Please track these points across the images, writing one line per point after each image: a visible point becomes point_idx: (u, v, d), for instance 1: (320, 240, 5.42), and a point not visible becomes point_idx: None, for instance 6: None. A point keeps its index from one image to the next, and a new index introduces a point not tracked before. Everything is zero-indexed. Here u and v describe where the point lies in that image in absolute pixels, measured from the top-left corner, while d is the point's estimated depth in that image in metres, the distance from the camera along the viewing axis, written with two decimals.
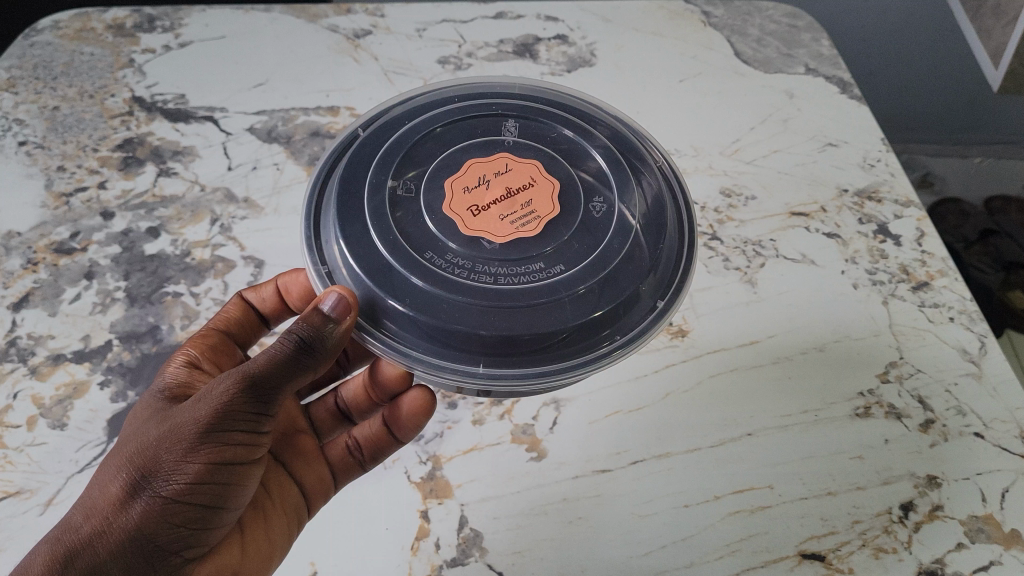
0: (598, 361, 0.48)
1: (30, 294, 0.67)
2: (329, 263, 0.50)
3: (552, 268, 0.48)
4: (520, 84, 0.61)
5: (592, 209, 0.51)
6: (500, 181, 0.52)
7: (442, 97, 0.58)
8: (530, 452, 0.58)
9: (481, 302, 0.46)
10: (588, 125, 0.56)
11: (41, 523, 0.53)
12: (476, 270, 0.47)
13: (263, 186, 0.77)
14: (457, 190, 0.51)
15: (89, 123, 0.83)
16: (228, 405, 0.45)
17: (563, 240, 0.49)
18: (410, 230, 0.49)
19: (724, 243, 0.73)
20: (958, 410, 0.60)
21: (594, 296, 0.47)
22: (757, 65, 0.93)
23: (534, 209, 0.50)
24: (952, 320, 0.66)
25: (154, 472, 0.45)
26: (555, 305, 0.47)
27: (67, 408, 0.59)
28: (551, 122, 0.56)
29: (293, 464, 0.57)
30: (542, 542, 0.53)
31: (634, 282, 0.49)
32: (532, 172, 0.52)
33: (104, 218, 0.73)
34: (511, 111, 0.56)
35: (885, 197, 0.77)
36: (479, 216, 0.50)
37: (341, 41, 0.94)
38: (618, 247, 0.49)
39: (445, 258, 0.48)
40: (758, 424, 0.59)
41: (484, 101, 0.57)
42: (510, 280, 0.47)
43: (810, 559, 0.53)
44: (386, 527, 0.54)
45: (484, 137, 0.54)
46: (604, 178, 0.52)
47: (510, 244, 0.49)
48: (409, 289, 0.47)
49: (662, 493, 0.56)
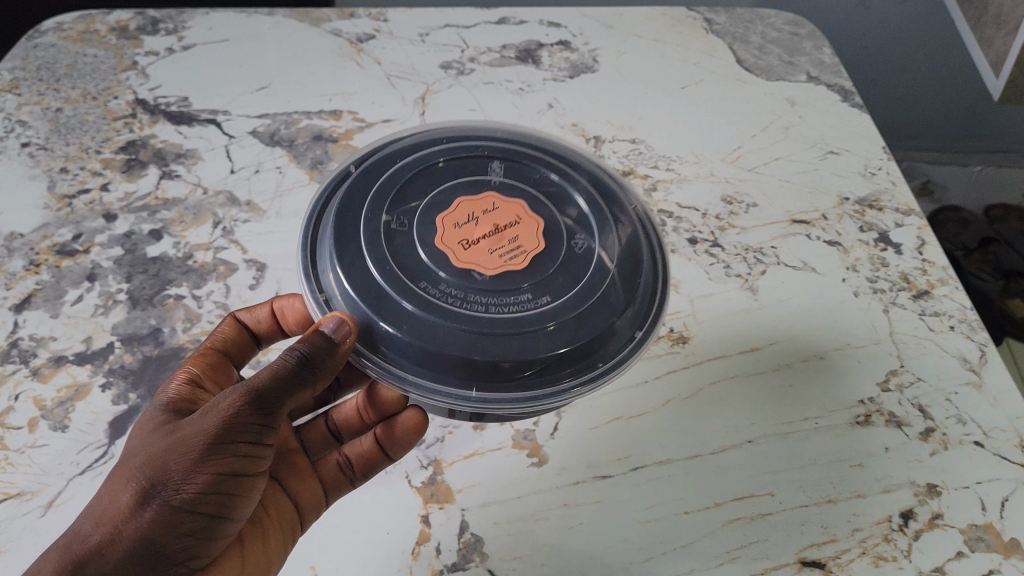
0: (582, 387, 0.49)
1: (32, 295, 0.67)
2: (327, 290, 0.50)
3: (540, 300, 0.49)
4: (496, 127, 0.62)
5: (574, 246, 0.52)
6: (488, 216, 0.52)
7: (424, 137, 0.59)
8: (531, 457, 0.58)
9: (475, 331, 0.47)
10: (564, 166, 0.57)
11: (41, 526, 0.53)
12: (468, 299, 0.48)
13: (265, 189, 0.77)
14: (448, 225, 0.51)
15: (93, 126, 0.83)
16: (236, 417, 0.46)
17: (550, 273, 0.50)
18: (405, 260, 0.49)
19: (724, 249, 0.73)
20: (958, 418, 0.60)
21: (579, 326, 0.49)
22: (758, 73, 0.93)
23: (521, 244, 0.51)
24: (952, 328, 0.66)
25: (166, 482, 0.45)
26: (545, 334, 0.48)
27: (68, 410, 0.59)
28: (529, 161, 0.57)
29: (287, 479, 0.57)
30: (541, 548, 0.53)
31: (615, 313, 0.50)
32: (517, 210, 0.53)
33: (107, 220, 0.73)
34: (494, 152, 0.57)
35: (886, 205, 0.77)
36: (470, 249, 0.50)
37: (344, 45, 0.95)
38: (600, 283, 0.50)
39: (440, 287, 0.48)
40: (758, 432, 0.59)
41: (465, 141, 0.58)
42: (501, 309, 0.48)
43: (809, 567, 0.52)
44: (387, 531, 0.54)
45: (469, 175, 0.55)
46: (584, 217, 0.54)
47: (501, 274, 0.49)
48: (405, 315, 0.47)
49: (662, 499, 0.56)
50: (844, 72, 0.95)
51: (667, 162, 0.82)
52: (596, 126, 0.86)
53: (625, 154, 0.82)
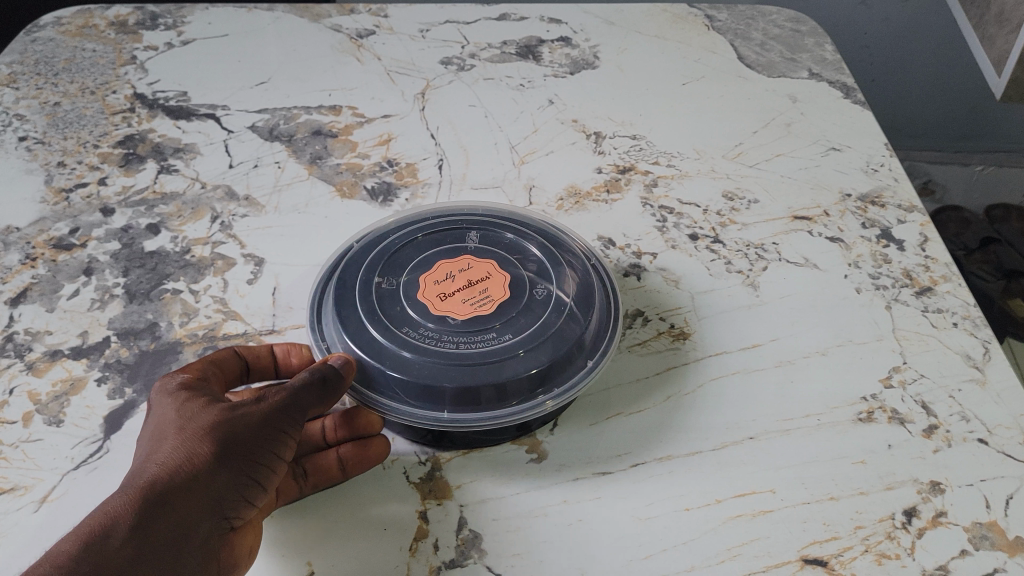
0: (540, 407, 0.54)
1: (28, 289, 0.66)
2: (329, 341, 0.58)
3: (503, 336, 0.55)
4: (482, 207, 0.69)
5: (536, 292, 0.58)
6: (462, 274, 0.59)
7: (417, 216, 0.66)
8: (530, 453, 0.57)
9: (444, 363, 0.53)
10: (531, 230, 0.64)
11: (34, 520, 0.53)
12: (441, 340, 0.55)
13: (264, 184, 0.77)
14: (428, 283, 0.59)
15: (91, 120, 0.83)
16: (289, 414, 0.50)
17: (512, 315, 0.56)
18: (391, 312, 0.56)
19: (726, 245, 0.72)
20: (962, 416, 0.59)
21: (535, 355, 0.54)
22: (760, 70, 0.93)
23: (490, 294, 0.58)
24: (955, 325, 0.66)
25: (238, 443, 0.48)
26: (506, 363, 0.54)
27: (63, 405, 0.59)
28: (502, 229, 0.64)
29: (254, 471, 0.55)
30: (541, 544, 0.52)
31: (569, 344, 0.55)
32: (489, 267, 0.60)
33: (104, 214, 0.73)
34: (474, 226, 0.64)
35: (888, 202, 0.77)
36: (446, 301, 0.57)
37: (344, 41, 0.94)
38: (554, 320, 0.56)
39: (419, 331, 0.55)
40: (759, 429, 0.59)
41: (450, 218, 0.65)
42: (470, 345, 0.54)
43: (811, 564, 0.52)
44: (385, 527, 0.53)
45: (451, 244, 0.62)
46: (545, 267, 0.60)
47: (471, 318, 0.56)
48: (389, 353, 0.54)
49: (662, 495, 0.55)
50: (846, 69, 0.94)
51: (668, 158, 0.81)
52: (597, 122, 0.85)
53: (626, 150, 0.82)
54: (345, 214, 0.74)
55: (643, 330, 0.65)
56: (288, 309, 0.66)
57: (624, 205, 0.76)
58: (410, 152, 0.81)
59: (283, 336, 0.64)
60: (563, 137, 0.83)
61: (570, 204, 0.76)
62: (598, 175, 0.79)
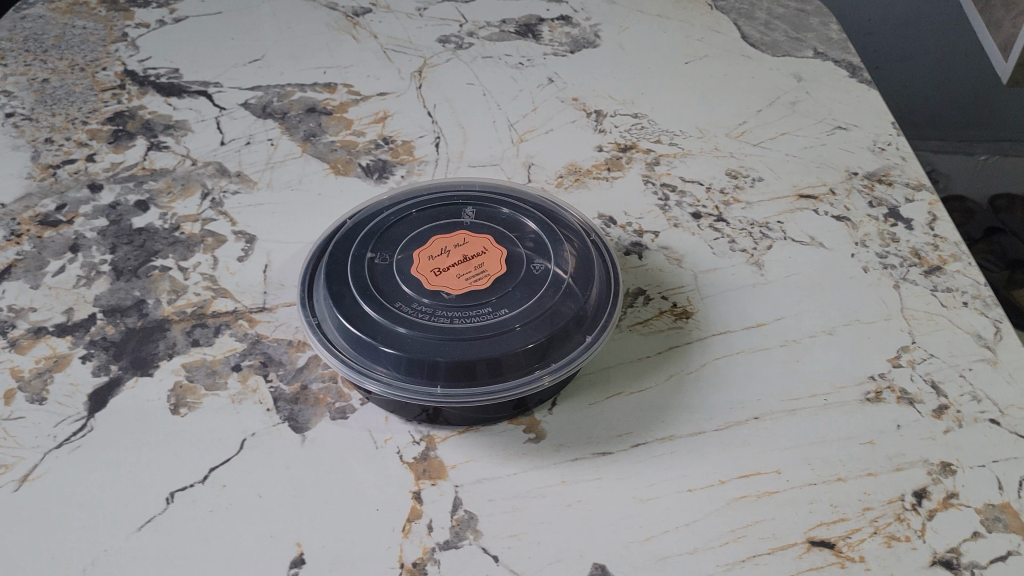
0: (536, 383, 0.53)
1: (13, 265, 0.65)
2: (320, 316, 0.56)
3: (498, 311, 0.53)
4: (482, 182, 0.67)
5: (533, 268, 0.56)
6: (458, 249, 0.57)
7: (413, 191, 0.64)
8: (528, 432, 0.56)
9: (438, 338, 0.52)
10: (531, 205, 0.62)
11: (15, 500, 0.51)
12: (435, 315, 0.53)
13: (257, 161, 0.75)
14: (423, 258, 0.57)
15: (80, 96, 0.81)
16: None
17: (508, 290, 0.54)
18: (384, 287, 0.55)
19: (730, 224, 0.70)
20: (973, 395, 0.57)
21: (530, 331, 0.52)
22: (764, 49, 0.91)
23: (485, 269, 0.56)
24: (965, 305, 0.64)
25: None
26: (501, 338, 0.52)
27: (46, 382, 0.57)
28: (500, 204, 0.62)
29: (252, 466, 0.53)
30: (539, 525, 0.51)
31: (566, 320, 0.53)
32: (485, 242, 0.58)
33: (92, 190, 0.71)
34: (471, 200, 0.62)
35: (895, 180, 0.75)
36: (440, 275, 0.55)
37: (340, 19, 0.92)
38: (551, 296, 0.54)
39: (412, 306, 0.54)
40: (764, 408, 0.57)
41: (448, 192, 0.63)
42: (464, 320, 0.53)
43: (818, 547, 0.50)
44: (377, 508, 0.51)
45: (446, 218, 0.60)
46: (542, 242, 0.58)
47: (466, 293, 0.54)
48: (381, 328, 0.53)
49: (665, 475, 0.53)
50: (852, 48, 0.92)
51: (670, 136, 0.79)
52: (598, 100, 0.83)
53: (627, 129, 0.80)
54: (340, 192, 0.72)
55: (645, 309, 0.63)
56: (279, 287, 0.64)
57: (625, 183, 0.74)
58: (407, 130, 0.79)
59: (274, 314, 0.62)
60: (562, 115, 0.81)
61: (570, 181, 0.74)
62: (599, 153, 0.77)
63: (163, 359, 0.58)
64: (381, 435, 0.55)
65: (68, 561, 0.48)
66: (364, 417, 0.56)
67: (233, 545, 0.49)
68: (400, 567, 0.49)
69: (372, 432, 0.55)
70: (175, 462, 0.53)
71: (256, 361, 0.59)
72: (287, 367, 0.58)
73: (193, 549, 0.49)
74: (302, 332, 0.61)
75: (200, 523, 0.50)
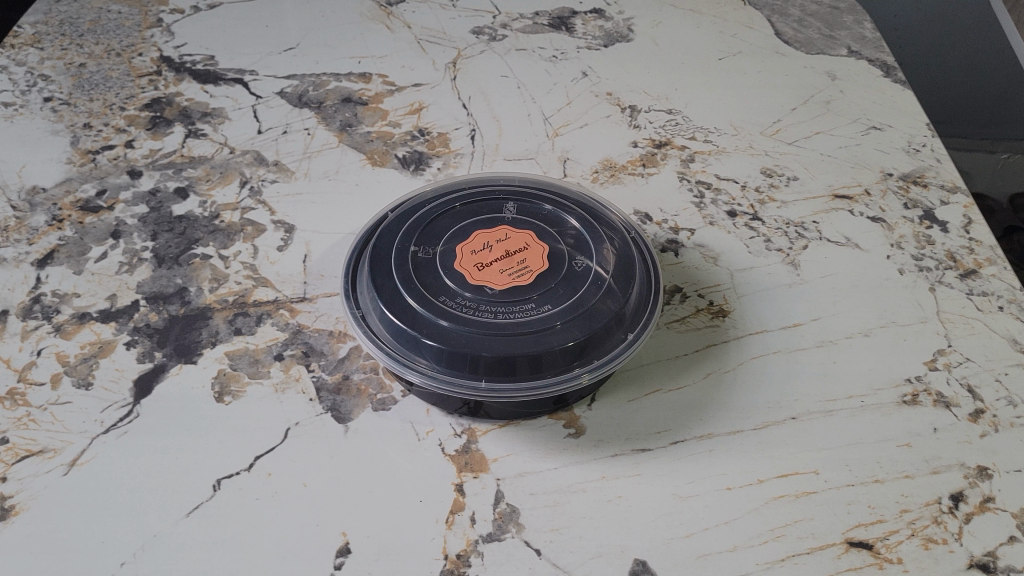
0: (575, 381, 0.53)
1: (55, 251, 0.65)
2: (363, 308, 0.56)
3: (541, 308, 0.53)
4: (521, 176, 0.67)
5: (574, 265, 0.56)
6: (500, 244, 0.57)
7: (454, 186, 0.65)
8: (568, 428, 0.56)
9: (481, 332, 0.52)
10: (571, 203, 0.62)
11: (64, 484, 0.52)
12: (479, 309, 0.53)
13: (294, 150, 0.75)
14: (465, 253, 0.57)
15: (117, 82, 0.81)
16: None
17: (550, 287, 0.55)
18: (427, 280, 0.55)
19: (765, 223, 0.71)
20: (1009, 400, 0.58)
21: (571, 328, 0.53)
22: (797, 46, 0.91)
23: (528, 265, 0.56)
24: (1001, 309, 0.64)
25: None
26: (543, 335, 0.52)
27: (92, 367, 0.57)
28: (542, 201, 0.62)
29: (296, 456, 0.54)
30: (580, 520, 0.51)
31: (607, 318, 0.54)
32: (527, 238, 0.58)
33: (131, 177, 0.72)
34: (512, 196, 0.62)
35: (930, 182, 0.75)
36: (483, 270, 0.56)
37: (373, 9, 0.93)
38: (593, 293, 0.54)
39: (456, 300, 0.54)
40: (802, 409, 0.57)
41: (488, 188, 0.63)
42: (507, 315, 0.53)
43: (857, 548, 0.50)
44: (420, 499, 0.52)
45: (488, 214, 0.60)
46: (583, 241, 0.58)
47: (509, 289, 0.54)
48: (425, 321, 0.53)
49: (704, 473, 0.54)
50: (886, 48, 0.92)
51: (704, 133, 0.79)
52: (632, 95, 0.83)
53: (662, 125, 0.80)
54: (377, 183, 0.72)
55: (682, 307, 0.64)
56: (319, 277, 0.64)
57: (660, 180, 0.74)
58: (442, 121, 0.79)
59: (315, 304, 0.62)
60: (597, 110, 0.82)
61: (605, 177, 0.74)
62: (633, 149, 0.77)
63: (206, 347, 0.59)
64: (423, 427, 0.56)
65: (118, 547, 0.49)
66: (405, 410, 0.57)
67: (278, 533, 0.50)
68: (444, 558, 0.49)
69: (414, 424, 0.56)
70: (221, 450, 0.53)
71: (298, 351, 0.59)
72: (329, 358, 0.59)
73: (241, 535, 0.50)
74: (342, 323, 0.61)
75: (247, 510, 0.51)
